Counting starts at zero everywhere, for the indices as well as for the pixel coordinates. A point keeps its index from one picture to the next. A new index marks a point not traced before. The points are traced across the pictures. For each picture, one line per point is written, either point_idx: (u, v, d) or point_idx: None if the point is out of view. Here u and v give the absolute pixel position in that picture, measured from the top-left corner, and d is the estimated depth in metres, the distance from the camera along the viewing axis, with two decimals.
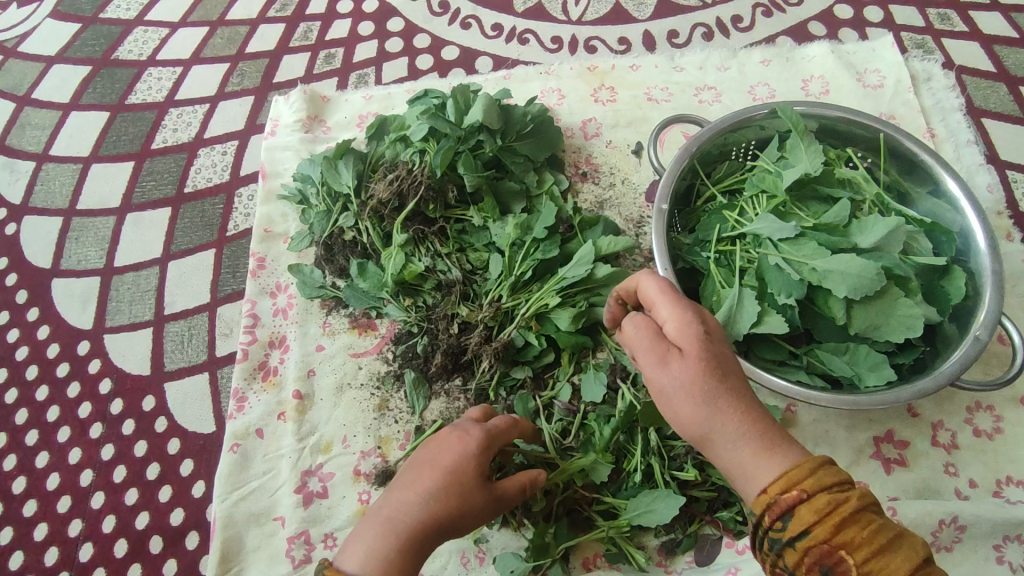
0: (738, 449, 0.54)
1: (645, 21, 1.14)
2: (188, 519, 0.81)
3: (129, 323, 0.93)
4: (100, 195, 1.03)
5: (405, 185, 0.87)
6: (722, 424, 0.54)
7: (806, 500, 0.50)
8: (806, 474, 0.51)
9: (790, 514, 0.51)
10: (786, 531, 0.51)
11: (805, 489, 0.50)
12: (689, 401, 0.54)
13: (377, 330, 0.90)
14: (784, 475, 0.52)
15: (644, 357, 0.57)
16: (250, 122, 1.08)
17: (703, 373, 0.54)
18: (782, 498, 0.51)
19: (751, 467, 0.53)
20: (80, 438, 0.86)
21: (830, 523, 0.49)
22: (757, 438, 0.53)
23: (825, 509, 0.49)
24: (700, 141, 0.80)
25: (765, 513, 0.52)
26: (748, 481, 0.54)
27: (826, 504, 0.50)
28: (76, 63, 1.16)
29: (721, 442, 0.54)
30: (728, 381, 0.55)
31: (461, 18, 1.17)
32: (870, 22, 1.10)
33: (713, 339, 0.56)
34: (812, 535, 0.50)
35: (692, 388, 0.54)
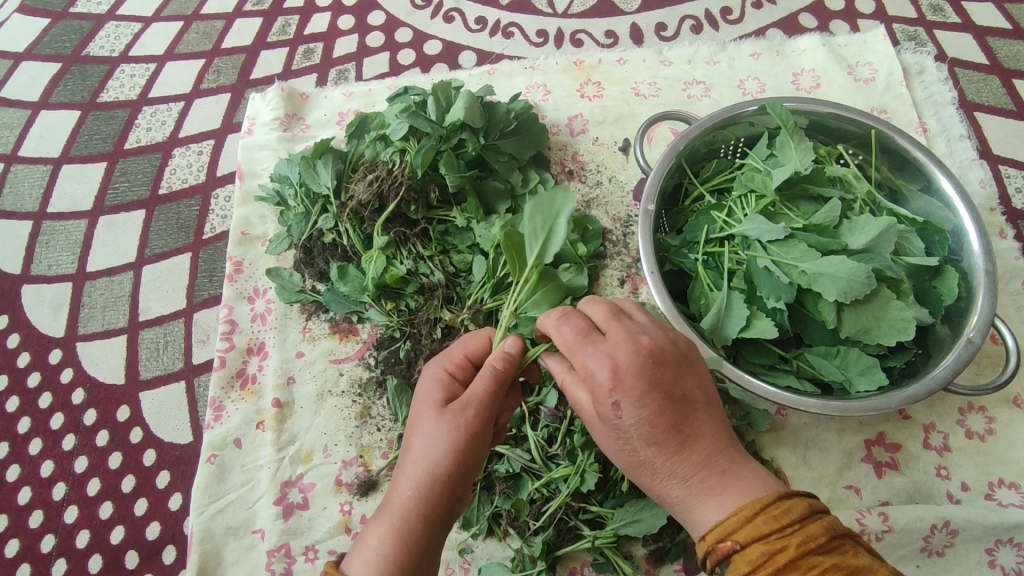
0: (685, 494, 0.54)
1: (633, 14, 1.11)
2: (165, 533, 0.79)
3: (102, 331, 0.90)
4: (71, 197, 1.00)
5: (385, 185, 0.84)
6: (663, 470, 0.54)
7: (740, 550, 0.50)
8: (740, 524, 0.51)
9: (727, 562, 0.51)
10: None
11: (738, 539, 0.50)
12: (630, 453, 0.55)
13: (359, 335, 0.87)
14: (718, 524, 0.52)
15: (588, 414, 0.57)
16: (227, 121, 1.05)
17: (648, 425, 0.53)
18: (717, 547, 0.51)
19: (696, 510, 0.54)
20: (53, 450, 0.84)
21: (764, 575, 0.48)
22: (698, 483, 0.54)
23: (758, 560, 0.49)
24: (688, 139, 0.77)
25: (706, 560, 0.52)
26: (692, 523, 0.55)
27: (758, 556, 0.49)
28: (45, 60, 1.13)
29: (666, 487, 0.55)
30: (665, 430, 0.54)
31: (444, 11, 1.13)
32: (861, 13, 1.08)
33: (649, 395, 0.53)
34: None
35: (638, 444, 0.54)
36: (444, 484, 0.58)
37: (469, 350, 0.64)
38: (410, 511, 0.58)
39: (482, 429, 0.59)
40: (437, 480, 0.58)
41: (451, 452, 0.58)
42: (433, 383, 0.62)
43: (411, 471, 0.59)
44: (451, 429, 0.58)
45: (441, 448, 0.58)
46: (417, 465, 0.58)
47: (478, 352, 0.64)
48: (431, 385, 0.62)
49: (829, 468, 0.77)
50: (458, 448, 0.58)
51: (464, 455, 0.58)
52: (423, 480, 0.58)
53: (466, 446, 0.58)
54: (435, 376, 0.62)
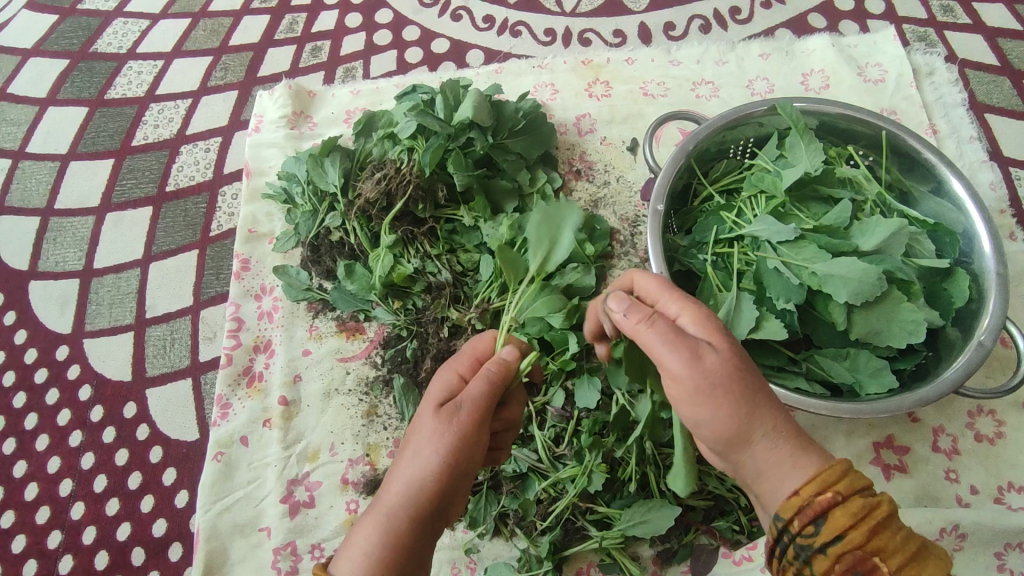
0: (779, 461, 0.50)
1: (641, 13, 1.11)
2: (172, 530, 0.79)
3: (109, 327, 0.90)
4: (79, 194, 1.00)
5: (393, 184, 0.84)
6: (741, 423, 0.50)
7: (839, 503, 0.48)
8: (841, 475, 0.48)
9: (821, 518, 0.48)
10: (818, 536, 0.48)
11: (840, 490, 0.48)
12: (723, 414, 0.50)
13: (365, 333, 0.87)
14: (816, 476, 0.49)
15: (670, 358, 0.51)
16: (234, 118, 1.05)
17: (731, 373, 0.50)
18: (816, 497, 0.48)
19: (785, 470, 0.50)
20: (60, 446, 0.84)
21: (865, 529, 0.47)
22: (789, 438, 0.51)
23: (861, 512, 0.47)
24: (698, 139, 0.77)
25: (795, 517, 0.49)
26: (772, 488, 0.51)
27: (861, 508, 0.47)
28: (53, 56, 1.13)
29: (762, 454, 0.50)
30: (749, 385, 0.51)
31: (451, 10, 1.13)
32: (871, 13, 1.08)
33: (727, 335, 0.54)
34: (847, 539, 0.47)
35: (718, 404, 0.50)
36: (433, 483, 0.54)
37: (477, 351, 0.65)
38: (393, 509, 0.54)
39: (474, 431, 0.55)
40: (428, 479, 0.54)
41: (438, 446, 0.54)
42: (436, 386, 0.60)
43: (399, 467, 0.56)
44: (446, 426, 0.55)
45: (435, 443, 0.54)
46: (406, 464, 0.55)
47: (485, 351, 0.65)
48: (435, 390, 0.60)
49: None
50: (444, 446, 0.54)
51: (457, 450, 0.54)
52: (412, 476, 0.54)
53: (455, 441, 0.55)
54: (442, 376, 0.61)
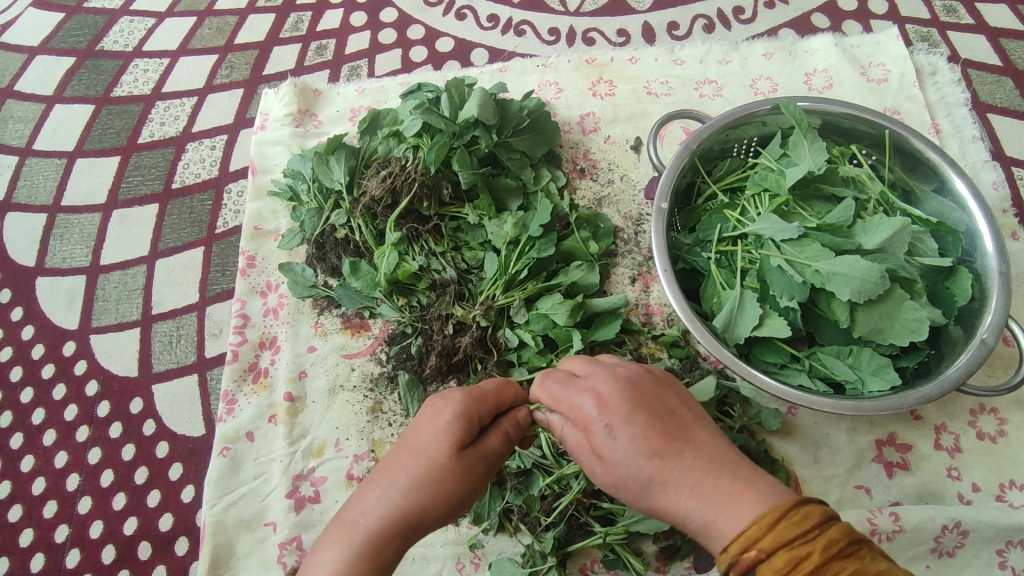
0: (700, 500, 0.51)
1: (645, 13, 1.11)
2: (177, 525, 0.80)
3: (116, 323, 0.91)
4: (85, 191, 1.01)
5: (398, 182, 0.85)
6: (652, 480, 0.52)
7: (766, 560, 0.46)
8: (763, 532, 0.47)
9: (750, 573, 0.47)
10: None
11: (760, 545, 0.46)
12: (639, 484, 0.53)
13: (370, 330, 0.88)
14: (741, 534, 0.48)
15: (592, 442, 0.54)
16: (239, 116, 1.05)
17: (640, 443, 0.52)
18: (745, 556, 0.47)
19: (715, 522, 0.50)
20: (67, 441, 0.84)
21: None
22: (707, 490, 0.51)
23: (789, 565, 0.45)
24: (701, 138, 0.78)
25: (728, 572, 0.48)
26: (711, 538, 0.50)
27: (784, 564, 0.45)
28: (59, 54, 1.13)
29: (674, 502, 0.52)
30: (674, 448, 0.52)
31: (456, 9, 1.14)
32: (874, 13, 1.08)
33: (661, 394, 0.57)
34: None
35: (640, 466, 0.52)
36: (409, 519, 0.55)
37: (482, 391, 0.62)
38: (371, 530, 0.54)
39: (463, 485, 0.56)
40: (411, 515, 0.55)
41: (433, 488, 0.55)
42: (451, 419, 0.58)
43: (393, 494, 0.56)
44: (452, 472, 0.56)
45: (432, 487, 0.56)
46: (399, 489, 0.56)
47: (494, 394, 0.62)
48: (449, 420, 0.57)
49: (840, 467, 0.77)
50: (443, 489, 0.56)
51: (446, 494, 0.56)
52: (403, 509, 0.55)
53: (450, 486, 0.56)
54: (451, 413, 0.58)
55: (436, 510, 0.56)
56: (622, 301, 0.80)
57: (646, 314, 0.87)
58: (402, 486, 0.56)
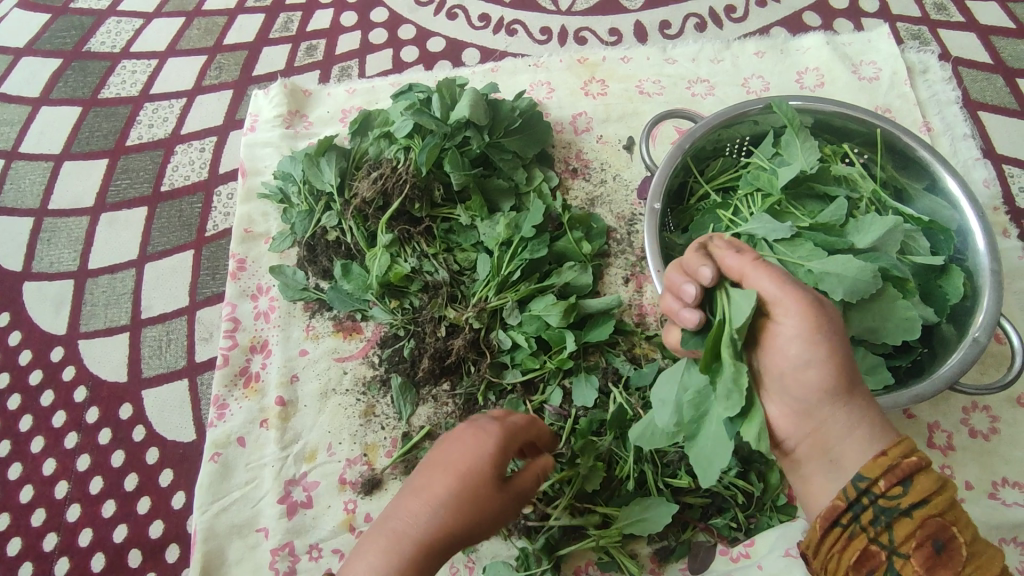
0: (854, 409, 0.54)
1: (636, 12, 1.11)
2: (168, 532, 0.79)
3: (105, 328, 0.90)
4: (73, 194, 0.99)
5: (390, 183, 0.84)
6: (837, 349, 0.53)
7: (924, 467, 0.50)
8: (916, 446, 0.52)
9: (909, 479, 0.50)
10: (906, 497, 0.49)
11: (926, 458, 0.51)
12: (833, 348, 0.53)
13: (362, 333, 0.87)
14: (901, 442, 0.52)
15: (783, 297, 0.54)
16: (229, 117, 1.05)
17: (840, 322, 0.56)
18: (910, 459, 0.50)
19: (857, 438, 0.53)
20: (55, 448, 0.83)
21: (945, 497, 0.49)
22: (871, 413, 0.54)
23: (941, 480, 0.50)
24: (694, 138, 0.77)
25: (881, 477, 0.50)
26: (854, 454, 0.53)
27: (940, 477, 0.50)
28: (46, 56, 1.12)
29: (834, 404, 0.54)
30: (846, 336, 0.55)
31: (447, 8, 1.13)
32: (866, 12, 1.08)
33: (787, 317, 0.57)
34: (931, 504, 0.49)
35: (842, 343, 0.54)
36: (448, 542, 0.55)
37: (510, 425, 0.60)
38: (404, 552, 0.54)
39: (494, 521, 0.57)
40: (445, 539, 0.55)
41: (466, 515, 0.55)
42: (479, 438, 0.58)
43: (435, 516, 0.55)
44: (485, 507, 0.56)
45: (462, 517, 0.55)
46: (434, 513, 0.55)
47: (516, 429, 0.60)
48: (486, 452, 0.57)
49: None
50: (478, 524, 0.56)
51: (475, 526, 0.55)
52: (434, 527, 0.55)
53: (481, 521, 0.56)
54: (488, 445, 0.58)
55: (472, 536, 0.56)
56: (615, 301, 0.80)
57: (639, 315, 0.87)
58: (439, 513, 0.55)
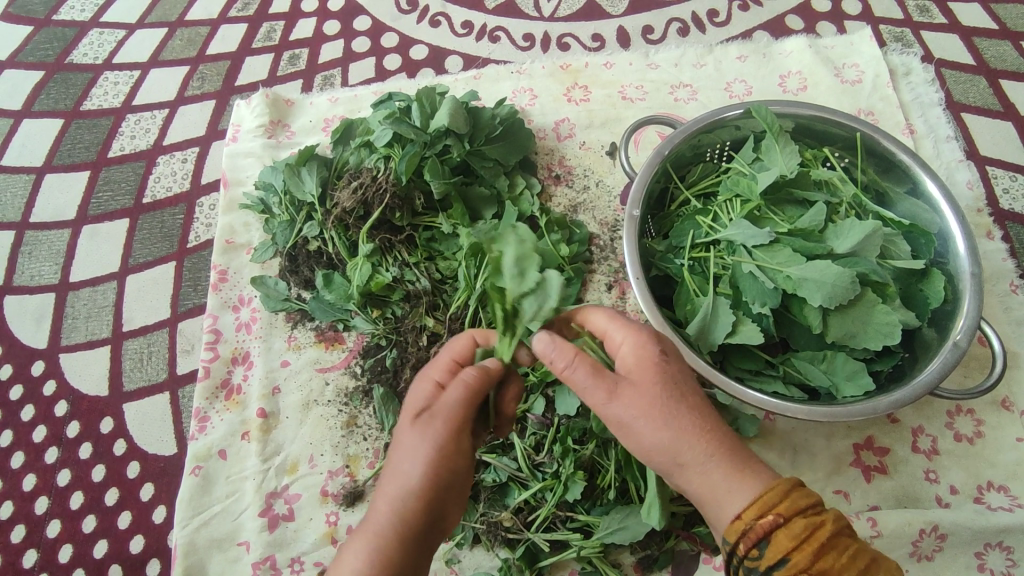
0: (703, 471, 0.51)
1: (619, 17, 1.11)
2: (149, 546, 0.78)
3: (85, 341, 0.89)
4: (54, 207, 0.99)
5: (370, 192, 0.84)
6: (654, 430, 0.51)
7: (783, 524, 0.48)
8: (780, 498, 0.49)
9: (765, 541, 0.48)
10: (763, 559, 0.49)
11: (783, 513, 0.49)
12: (655, 430, 0.51)
13: (345, 343, 0.87)
14: (758, 499, 0.49)
15: (594, 393, 0.53)
16: (212, 128, 1.04)
17: (663, 393, 0.52)
18: (763, 519, 0.49)
19: (716, 497, 0.51)
20: (35, 463, 0.83)
21: (809, 549, 0.48)
22: (727, 464, 0.51)
23: (802, 534, 0.48)
24: (673, 144, 0.77)
25: (739, 541, 0.49)
26: (715, 509, 0.51)
27: (803, 530, 0.48)
28: (28, 68, 1.12)
29: (679, 468, 0.52)
30: (673, 394, 0.52)
31: (430, 16, 1.13)
32: (848, 14, 1.08)
33: (670, 360, 0.54)
34: (791, 562, 0.48)
35: (667, 417, 0.51)
36: (425, 499, 0.53)
37: (458, 353, 0.61)
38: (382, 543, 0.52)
39: (458, 441, 0.55)
40: (409, 509, 0.53)
41: (412, 472, 0.53)
42: (405, 396, 0.58)
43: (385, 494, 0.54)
44: (424, 441, 0.54)
45: (410, 467, 0.53)
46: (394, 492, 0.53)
47: (466, 355, 0.62)
48: (401, 398, 0.59)
49: (818, 472, 0.77)
50: (432, 462, 0.53)
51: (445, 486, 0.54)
52: (396, 513, 0.53)
53: (443, 459, 0.54)
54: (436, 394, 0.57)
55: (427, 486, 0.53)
56: None
57: None
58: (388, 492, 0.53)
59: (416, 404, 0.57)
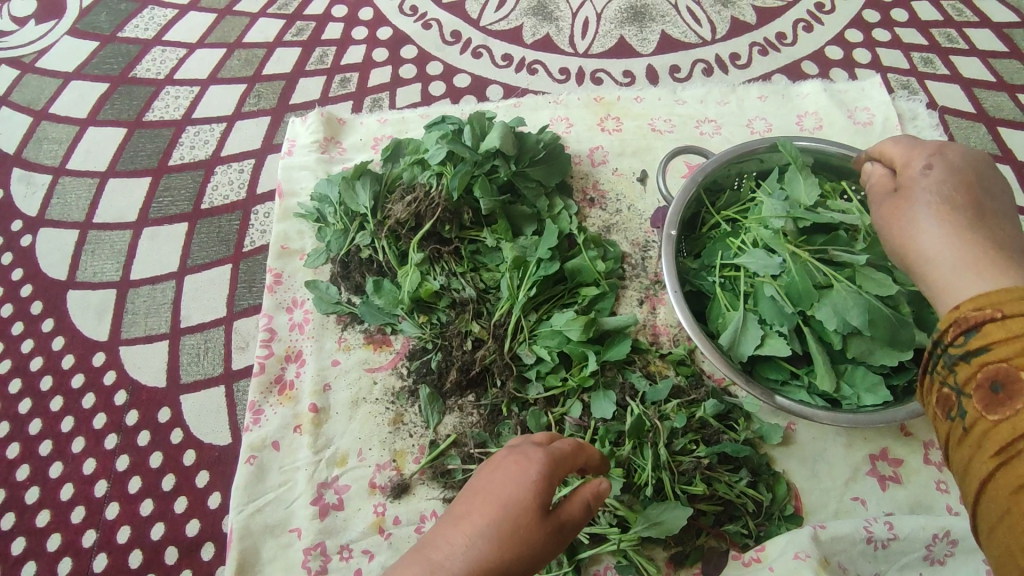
0: (959, 259, 0.55)
1: (649, 56, 1.20)
2: (205, 530, 0.82)
3: (145, 336, 0.94)
4: (116, 209, 1.05)
5: (423, 207, 0.91)
6: (951, 244, 0.56)
7: (1001, 319, 0.47)
8: (1010, 298, 0.47)
9: (975, 329, 0.48)
10: (967, 346, 0.48)
11: (1006, 310, 0.47)
12: (962, 240, 0.55)
13: (392, 346, 0.92)
14: (980, 295, 0.49)
15: (890, 199, 0.63)
16: (267, 142, 1.11)
17: (936, 221, 0.58)
18: (995, 319, 0.47)
19: (957, 285, 0.53)
20: (95, 449, 0.87)
21: (1016, 346, 0.45)
22: (969, 262, 0.54)
23: (1020, 329, 0.45)
24: (706, 172, 0.85)
25: (951, 328, 0.50)
26: (946, 296, 0.54)
27: (1022, 326, 0.45)
28: (93, 80, 1.19)
29: (957, 265, 0.54)
30: (975, 203, 0.58)
31: (472, 48, 1.22)
32: (858, 63, 1.18)
33: (930, 172, 0.61)
34: (995, 350, 0.46)
35: (933, 233, 0.57)
36: None
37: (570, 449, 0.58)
38: None
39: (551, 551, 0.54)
40: (496, 574, 0.50)
41: (519, 547, 0.51)
42: (543, 476, 0.54)
43: (484, 541, 0.50)
44: (543, 541, 0.52)
45: (520, 552, 0.51)
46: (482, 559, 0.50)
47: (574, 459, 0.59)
48: (538, 475, 0.54)
49: (836, 480, 0.82)
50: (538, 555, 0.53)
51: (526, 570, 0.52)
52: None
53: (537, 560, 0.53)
54: (548, 470, 0.55)
55: (517, 573, 0.51)
56: (631, 321, 0.86)
57: (653, 334, 0.92)
58: (491, 539, 0.50)
59: (548, 490, 0.54)
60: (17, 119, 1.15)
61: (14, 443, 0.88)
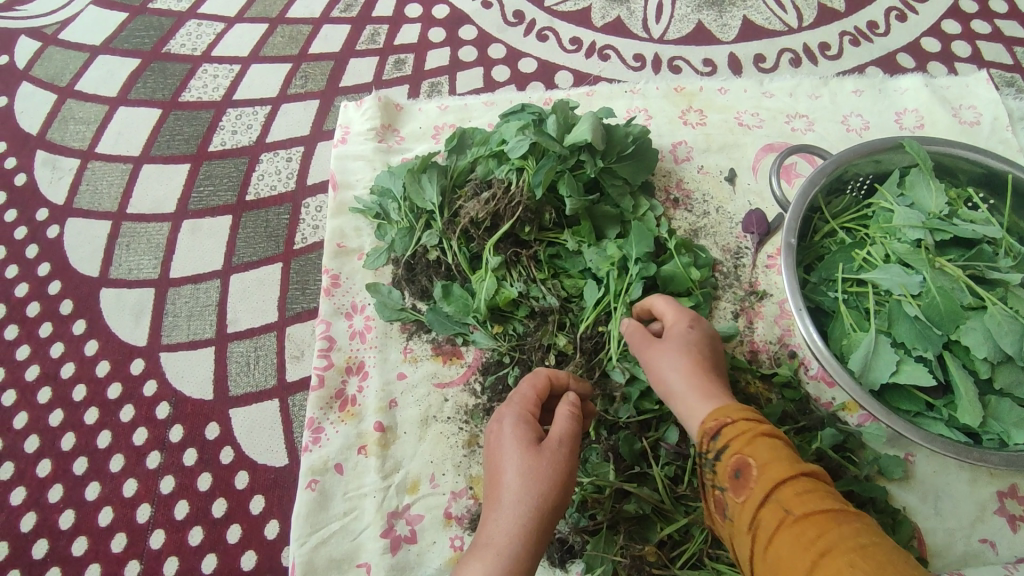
0: (702, 388, 0.63)
1: (730, 43, 1.10)
2: (261, 564, 0.74)
3: (187, 341, 0.85)
4: (152, 199, 0.95)
5: (502, 205, 0.81)
6: (682, 372, 0.65)
7: (731, 426, 0.58)
8: (733, 412, 0.59)
9: (718, 435, 0.59)
10: (712, 447, 0.59)
11: (733, 418, 0.59)
12: (694, 380, 0.64)
13: (463, 358, 0.83)
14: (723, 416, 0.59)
15: (645, 347, 0.69)
16: (317, 128, 1.02)
17: (690, 364, 0.65)
18: (729, 424, 0.58)
19: (698, 412, 0.62)
20: (136, 468, 0.78)
21: (743, 441, 0.56)
22: (695, 380, 0.64)
23: (745, 429, 0.57)
24: (825, 174, 0.76)
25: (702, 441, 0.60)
26: (695, 425, 0.62)
27: (742, 427, 0.58)
28: (123, 55, 1.09)
29: (697, 395, 0.63)
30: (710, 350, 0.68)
31: (537, 30, 1.12)
32: (958, 56, 1.08)
33: (691, 330, 0.69)
34: (731, 448, 0.57)
35: (683, 385, 0.64)
36: (549, 514, 0.56)
37: (532, 390, 0.65)
38: (514, 551, 0.54)
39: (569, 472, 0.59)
40: (541, 515, 0.56)
41: (542, 487, 0.57)
42: (518, 422, 0.61)
43: (510, 507, 0.56)
44: (553, 461, 0.58)
45: (542, 482, 0.57)
46: (514, 503, 0.56)
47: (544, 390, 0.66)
48: (512, 425, 0.61)
49: (962, 521, 0.74)
50: (560, 478, 0.58)
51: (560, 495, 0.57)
52: (525, 523, 0.55)
53: (564, 481, 0.58)
54: (518, 416, 0.62)
55: (556, 500, 0.57)
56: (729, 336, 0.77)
57: (751, 351, 0.84)
58: (513, 505, 0.56)
59: (530, 429, 0.61)
60: (40, 97, 1.05)
61: (44, 460, 0.79)
